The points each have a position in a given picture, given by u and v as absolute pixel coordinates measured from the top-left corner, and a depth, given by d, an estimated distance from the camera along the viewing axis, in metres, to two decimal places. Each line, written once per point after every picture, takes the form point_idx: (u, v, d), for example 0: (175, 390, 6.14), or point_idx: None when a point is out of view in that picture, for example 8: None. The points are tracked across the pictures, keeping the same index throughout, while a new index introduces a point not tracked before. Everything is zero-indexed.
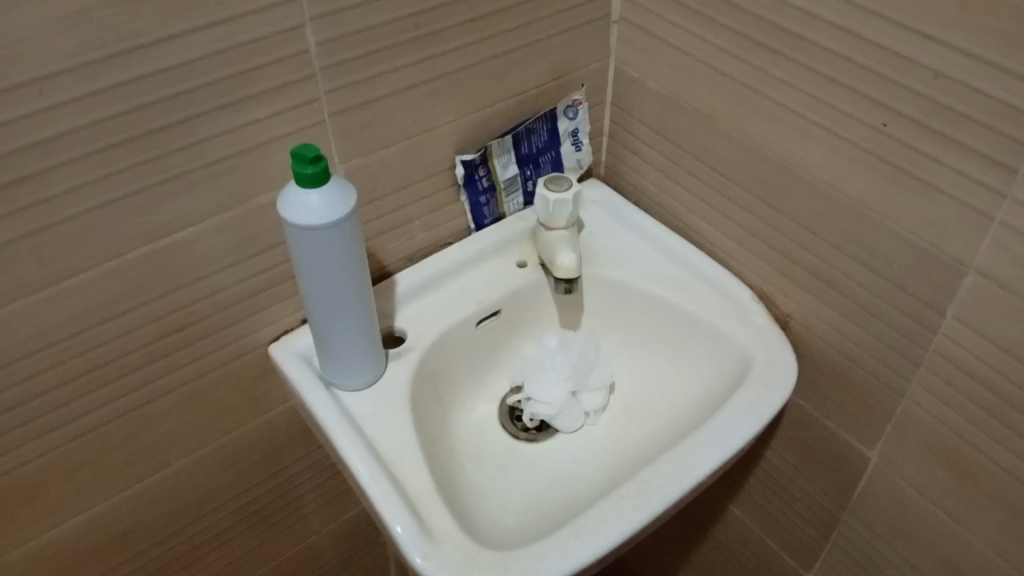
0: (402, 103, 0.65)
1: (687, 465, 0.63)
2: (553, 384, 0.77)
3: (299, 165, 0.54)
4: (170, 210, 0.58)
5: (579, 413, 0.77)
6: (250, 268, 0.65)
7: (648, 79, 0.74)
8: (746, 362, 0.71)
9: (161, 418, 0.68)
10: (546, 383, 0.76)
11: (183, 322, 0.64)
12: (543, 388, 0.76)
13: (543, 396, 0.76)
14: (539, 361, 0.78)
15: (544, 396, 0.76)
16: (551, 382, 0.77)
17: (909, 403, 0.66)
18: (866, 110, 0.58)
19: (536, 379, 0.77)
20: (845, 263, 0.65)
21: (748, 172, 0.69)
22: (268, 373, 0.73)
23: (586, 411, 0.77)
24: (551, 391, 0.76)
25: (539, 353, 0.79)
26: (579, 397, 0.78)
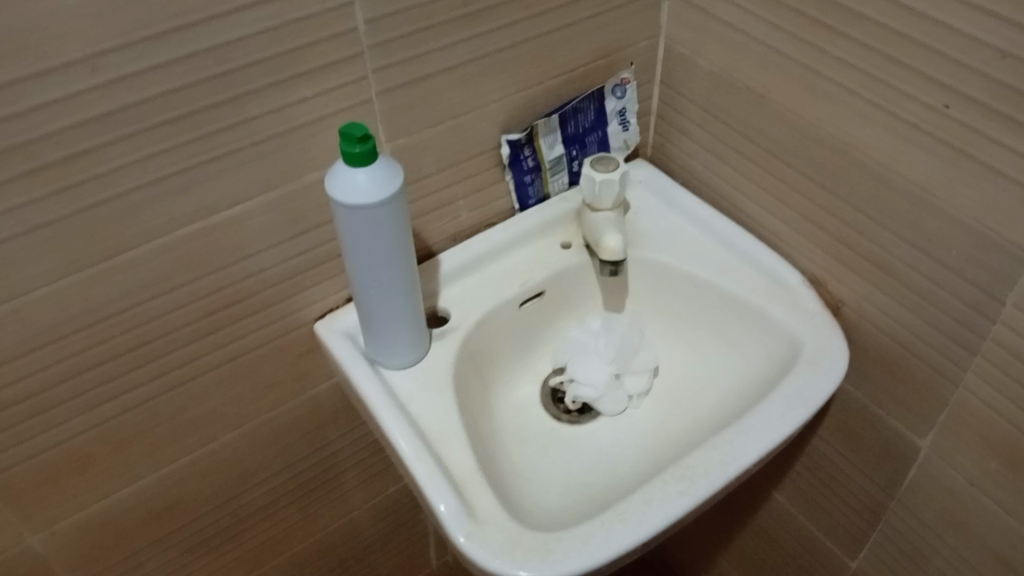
0: (450, 82, 0.64)
1: (732, 451, 0.62)
2: (597, 366, 0.76)
3: (347, 144, 0.54)
4: (219, 187, 0.58)
5: (623, 397, 0.76)
6: (297, 246, 0.66)
7: (699, 58, 0.73)
8: (795, 348, 0.70)
9: (208, 394, 0.69)
10: (591, 365, 0.76)
11: (230, 300, 0.65)
12: (588, 369, 0.76)
13: (587, 379, 0.75)
14: (583, 343, 0.77)
15: (587, 378, 0.75)
16: (595, 364, 0.76)
17: (964, 393, 0.64)
18: (927, 91, 0.56)
19: (579, 360, 0.76)
20: (902, 249, 0.63)
21: (802, 153, 0.68)
22: (313, 350, 0.73)
23: (630, 395, 0.77)
24: (595, 373, 0.75)
25: (582, 335, 0.78)
26: (623, 380, 0.77)
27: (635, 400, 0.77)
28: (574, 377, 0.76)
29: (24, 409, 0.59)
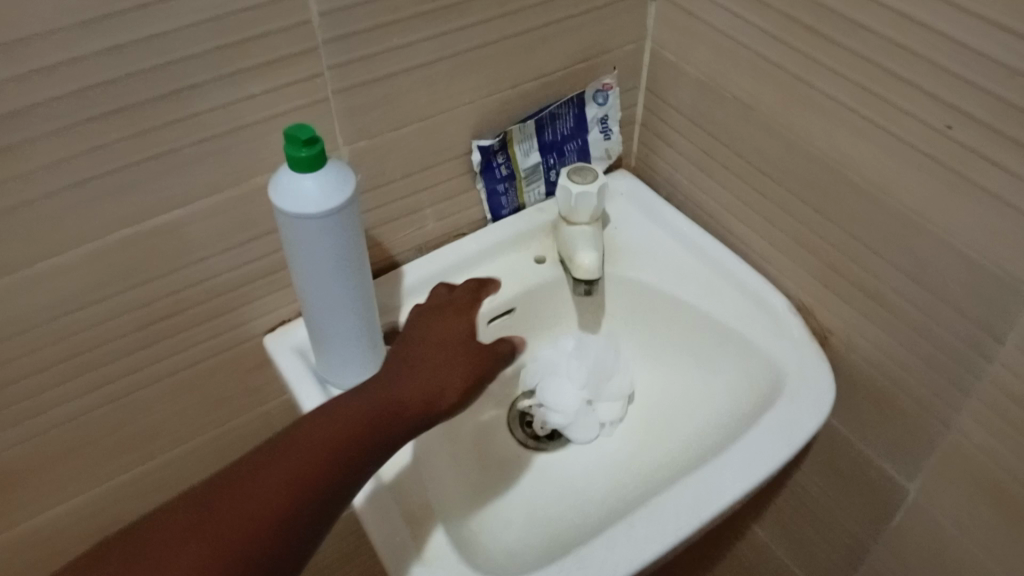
0: (415, 82, 0.59)
1: (707, 492, 0.57)
2: (566, 391, 0.71)
3: (292, 148, 0.49)
4: (157, 189, 0.53)
5: (594, 423, 0.71)
6: (246, 255, 0.61)
7: (687, 65, 0.68)
8: (779, 379, 0.65)
9: (148, 410, 0.64)
10: (559, 390, 0.71)
11: (172, 310, 0.60)
12: (556, 394, 0.71)
13: (554, 404, 0.71)
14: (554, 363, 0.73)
15: (554, 402, 0.71)
16: (565, 388, 0.72)
17: (957, 435, 0.60)
18: (928, 111, 0.51)
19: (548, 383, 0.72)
20: (895, 279, 0.59)
21: (793, 171, 0.63)
22: (265, 364, 0.69)
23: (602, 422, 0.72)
24: (564, 398, 0.71)
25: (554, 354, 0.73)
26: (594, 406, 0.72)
27: (607, 427, 0.72)
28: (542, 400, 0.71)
29: None
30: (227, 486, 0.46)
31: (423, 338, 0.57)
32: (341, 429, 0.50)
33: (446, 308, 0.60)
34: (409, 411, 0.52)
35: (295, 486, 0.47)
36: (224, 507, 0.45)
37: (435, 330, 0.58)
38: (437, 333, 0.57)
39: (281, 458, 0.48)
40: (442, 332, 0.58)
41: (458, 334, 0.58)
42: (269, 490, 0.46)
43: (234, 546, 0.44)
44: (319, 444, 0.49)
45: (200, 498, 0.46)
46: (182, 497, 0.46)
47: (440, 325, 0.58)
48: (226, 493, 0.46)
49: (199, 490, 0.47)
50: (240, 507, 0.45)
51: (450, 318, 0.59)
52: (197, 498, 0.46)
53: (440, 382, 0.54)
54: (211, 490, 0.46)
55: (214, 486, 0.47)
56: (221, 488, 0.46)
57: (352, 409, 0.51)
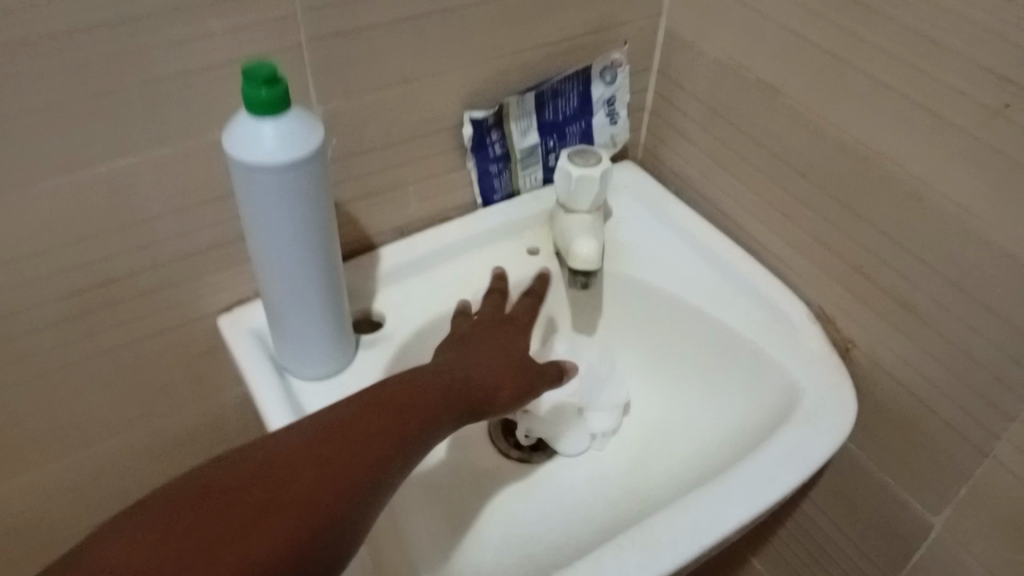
0: (401, 37, 0.53)
1: (707, 515, 0.50)
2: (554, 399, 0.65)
3: (249, 88, 0.42)
4: (97, 132, 0.47)
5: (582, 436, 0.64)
6: (200, 220, 0.54)
7: (705, 44, 0.62)
8: (793, 395, 0.58)
9: (82, 392, 0.57)
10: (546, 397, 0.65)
11: (113, 278, 0.53)
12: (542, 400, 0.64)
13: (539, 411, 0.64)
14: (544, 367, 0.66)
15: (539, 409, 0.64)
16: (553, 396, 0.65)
17: (992, 465, 0.53)
18: (983, 87, 0.45)
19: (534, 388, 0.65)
20: (931, 284, 0.52)
21: (818, 162, 0.57)
22: (219, 349, 0.62)
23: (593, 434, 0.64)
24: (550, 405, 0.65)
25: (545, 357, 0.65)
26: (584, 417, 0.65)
27: (599, 441, 0.65)
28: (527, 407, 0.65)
29: None
30: (311, 444, 0.41)
31: (486, 337, 0.53)
32: (415, 412, 0.45)
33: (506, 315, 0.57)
34: (469, 402, 0.48)
35: (381, 458, 0.42)
36: (316, 469, 0.40)
37: (497, 331, 0.54)
38: (500, 333, 0.54)
39: (365, 427, 0.43)
40: (506, 334, 0.54)
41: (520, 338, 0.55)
42: (358, 457, 0.41)
43: (326, 511, 0.39)
44: (400, 421, 0.44)
45: (284, 454, 0.41)
46: (259, 450, 0.41)
47: (500, 327, 0.55)
48: (312, 453, 0.41)
49: (278, 445, 0.41)
50: (331, 470, 0.40)
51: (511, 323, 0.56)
52: (278, 452, 0.41)
53: (507, 381, 0.50)
54: (295, 447, 0.41)
55: (298, 441, 0.41)
56: (304, 446, 0.41)
57: (426, 394, 0.46)
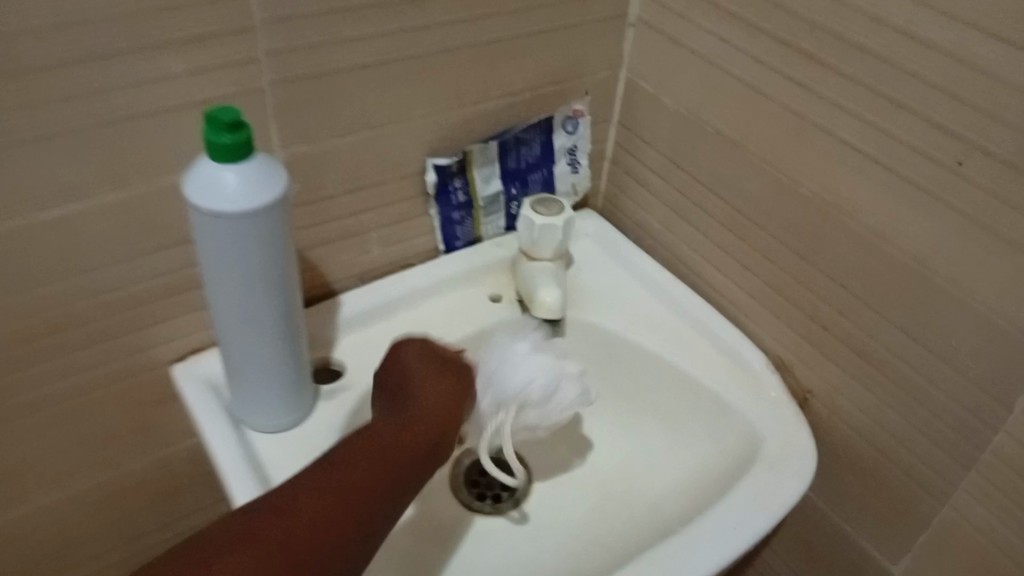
0: (366, 84, 0.53)
1: (674, 567, 0.49)
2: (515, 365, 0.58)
3: (213, 132, 0.41)
4: (50, 175, 0.45)
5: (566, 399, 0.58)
6: (153, 267, 0.52)
7: (664, 95, 0.63)
8: (755, 444, 0.58)
9: (22, 444, 0.54)
10: (505, 368, 0.57)
11: (59, 326, 0.50)
12: (504, 376, 0.57)
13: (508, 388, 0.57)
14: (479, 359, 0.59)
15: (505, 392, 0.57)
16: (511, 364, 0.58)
17: (952, 515, 0.53)
18: (939, 144, 0.46)
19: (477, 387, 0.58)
20: (888, 333, 0.53)
21: (777, 213, 0.58)
22: (168, 400, 0.59)
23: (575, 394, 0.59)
24: (514, 375, 0.57)
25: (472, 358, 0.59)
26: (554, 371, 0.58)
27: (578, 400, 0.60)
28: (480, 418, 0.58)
29: None
30: (339, 481, 0.43)
31: (413, 371, 0.51)
32: (394, 412, 0.49)
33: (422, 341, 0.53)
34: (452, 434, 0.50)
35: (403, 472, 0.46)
36: (355, 508, 0.43)
37: (419, 370, 0.51)
38: (424, 376, 0.51)
39: (372, 441, 0.46)
40: (429, 372, 0.51)
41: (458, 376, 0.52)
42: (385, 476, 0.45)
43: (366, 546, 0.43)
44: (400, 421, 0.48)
45: (308, 502, 0.42)
46: (281, 500, 0.42)
47: (422, 364, 0.52)
48: (340, 492, 0.43)
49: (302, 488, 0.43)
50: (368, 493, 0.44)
51: (432, 354, 0.52)
52: (302, 499, 0.42)
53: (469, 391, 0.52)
54: (318, 494, 0.42)
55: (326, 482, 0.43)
56: (327, 489, 0.43)
57: (401, 407, 0.49)
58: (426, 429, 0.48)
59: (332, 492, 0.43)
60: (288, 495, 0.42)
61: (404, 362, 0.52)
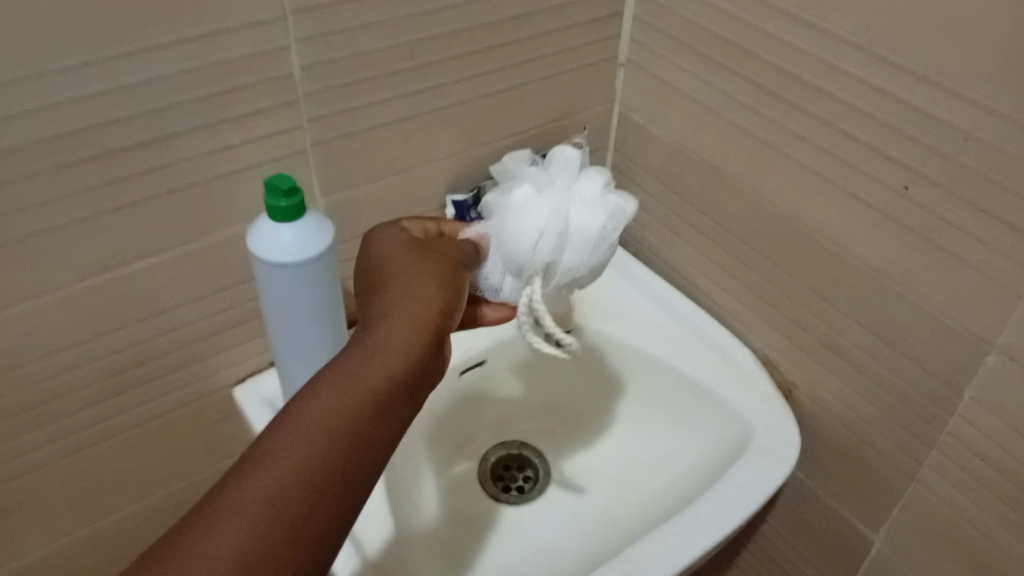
0: (392, 136, 0.61)
1: (677, 545, 0.57)
2: (519, 220, 0.53)
3: (272, 197, 0.50)
4: (131, 236, 0.53)
5: (587, 230, 0.53)
6: (217, 304, 0.60)
7: (654, 126, 0.71)
8: (746, 433, 0.66)
9: (109, 461, 0.62)
10: (507, 229, 0.54)
11: (139, 359, 0.59)
12: (504, 240, 0.54)
13: (514, 249, 0.53)
14: (488, 229, 0.57)
15: (519, 259, 0.53)
16: (513, 217, 0.54)
17: (921, 488, 0.61)
18: (888, 171, 0.53)
19: (485, 270, 0.56)
20: (857, 333, 0.61)
21: (756, 229, 0.65)
22: (231, 416, 0.68)
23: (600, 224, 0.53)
24: (520, 233, 0.53)
25: (480, 232, 0.57)
26: (559, 215, 0.53)
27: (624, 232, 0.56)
28: (487, 289, 0.57)
29: None
30: (346, 393, 0.42)
31: (388, 278, 0.49)
32: (372, 330, 0.46)
33: (393, 240, 0.53)
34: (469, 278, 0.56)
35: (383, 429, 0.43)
36: (373, 413, 0.42)
37: (399, 260, 0.51)
38: (406, 265, 0.50)
39: (372, 337, 0.45)
40: (410, 261, 0.51)
41: (444, 261, 0.52)
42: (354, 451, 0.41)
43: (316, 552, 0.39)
44: (396, 310, 0.46)
45: (254, 505, 0.37)
46: (281, 431, 0.40)
47: (402, 255, 0.51)
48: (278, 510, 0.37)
49: (300, 418, 0.40)
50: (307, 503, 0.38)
51: (408, 248, 0.52)
52: (247, 498, 0.37)
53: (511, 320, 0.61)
54: (268, 499, 0.37)
55: (333, 395, 0.42)
56: (277, 488, 0.38)
57: (380, 324, 0.46)
58: (425, 310, 0.47)
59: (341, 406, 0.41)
60: (229, 496, 0.37)
61: (381, 260, 0.51)
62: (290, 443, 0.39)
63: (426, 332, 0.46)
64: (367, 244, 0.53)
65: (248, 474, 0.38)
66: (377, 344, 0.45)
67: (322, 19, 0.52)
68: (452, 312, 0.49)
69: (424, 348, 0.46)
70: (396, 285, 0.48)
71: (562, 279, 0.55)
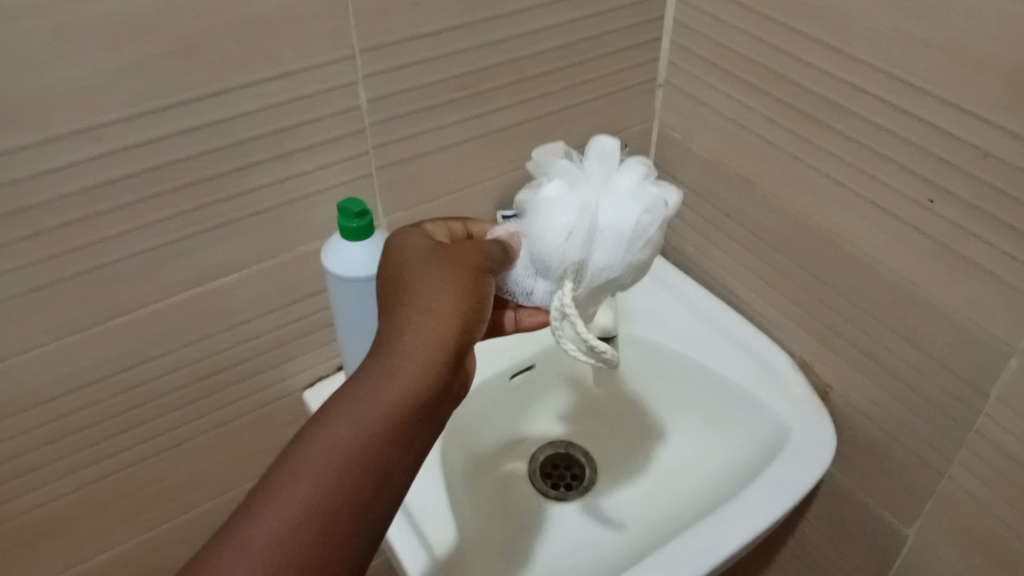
0: (447, 159, 0.66)
1: (717, 539, 0.61)
2: (547, 217, 0.51)
3: (345, 219, 0.56)
4: (216, 255, 0.58)
5: (622, 223, 0.51)
6: (289, 315, 0.66)
7: (691, 144, 0.75)
8: (782, 433, 0.70)
9: (192, 460, 0.68)
10: (538, 226, 0.51)
11: (220, 366, 0.64)
12: (533, 238, 0.52)
13: (543, 248, 0.51)
14: (517, 229, 0.56)
15: (549, 259, 0.51)
16: (541, 214, 0.52)
17: (950, 485, 0.64)
18: (913, 186, 0.57)
19: (513, 270, 0.55)
20: (886, 337, 0.64)
21: (790, 240, 0.69)
22: (300, 418, 0.73)
23: (633, 220, 0.51)
24: (548, 230, 0.51)
25: (509, 231, 0.56)
26: (588, 211, 0.51)
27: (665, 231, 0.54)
28: (519, 292, 0.56)
29: (3, 471, 0.58)
30: (361, 421, 0.42)
31: (409, 284, 0.48)
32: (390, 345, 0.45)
33: (414, 245, 0.51)
34: (497, 281, 0.54)
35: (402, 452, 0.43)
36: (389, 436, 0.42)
37: (417, 268, 0.49)
38: (424, 272, 0.48)
39: (385, 361, 0.44)
40: (429, 268, 0.49)
41: (465, 267, 0.50)
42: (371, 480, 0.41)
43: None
44: (410, 328, 0.45)
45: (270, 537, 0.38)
46: (286, 469, 0.40)
47: (422, 262, 0.49)
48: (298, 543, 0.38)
49: (314, 451, 0.41)
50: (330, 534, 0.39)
51: (429, 253, 0.50)
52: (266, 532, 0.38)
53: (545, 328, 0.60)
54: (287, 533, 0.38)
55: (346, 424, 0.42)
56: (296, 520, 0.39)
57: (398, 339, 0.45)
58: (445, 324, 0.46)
59: (346, 441, 0.41)
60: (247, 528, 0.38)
61: (400, 266, 0.50)
62: (295, 483, 0.39)
63: (442, 352, 0.45)
64: (389, 249, 0.52)
65: (251, 517, 0.38)
66: (388, 368, 0.44)
67: (385, 56, 0.57)
68: (473, 324, 0.47)
69: (438, 369, 0.45)
70: (413, 298, 0.47)
71: (595, 282, 0.53)
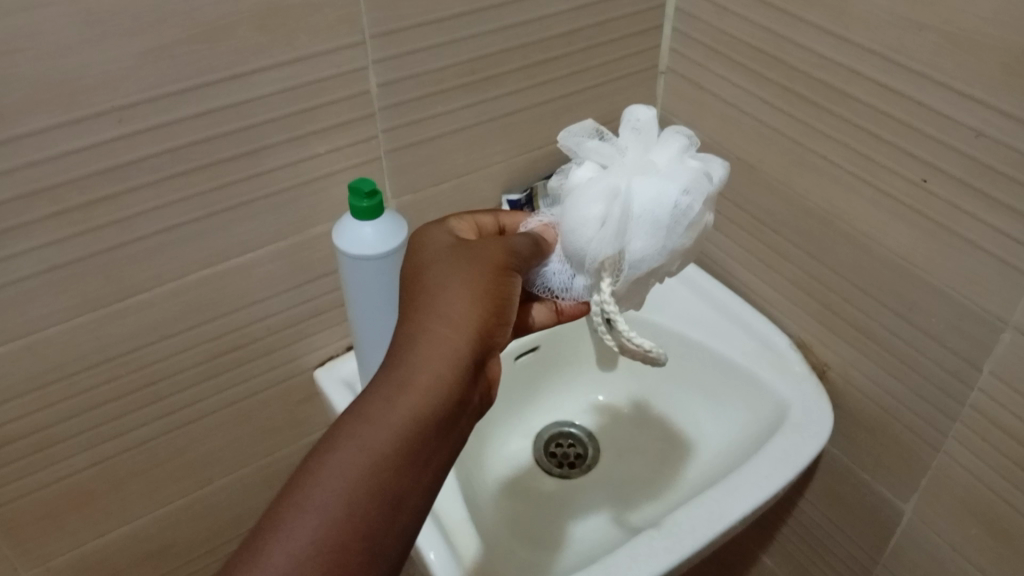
0: (455, 143, 0.67)
1: (719, 511, 0.62)
2: (578, 208, 0.53)
3: (356, 199, 0.58)
4: (232, 234, 0.60)
5: (658, 207, 0.52)
6: (303, 295, 0.68)
7: (694, 129, 0.77)
8: (782, 411, 0.71)
9: (208, 436, 0.70)
10: (568, 218, 0.53)
11: (235, 344, 0.66)
12: (568, 229, 0.53)
13: (576, 240, 0.53)
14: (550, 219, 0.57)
15: (583, 250, 0.53)
16: (574, 202, 0.53)
17: (946, 458, 0.66)
18: (909, 166, 0.58)
19: (549, 269, 0.55)
20: (883, 315, 0.66)
21: (790, 223, 0.71)
22: (312, 397, 0.75)
23: (664, 204, 0.52)
24: (578, 223, 0.52)
25: (543, 221, 0.57)
26: (618, 200, 0.52)
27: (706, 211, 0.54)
28: (557, 287, 0.56)
29: (27, 444, 0.60)
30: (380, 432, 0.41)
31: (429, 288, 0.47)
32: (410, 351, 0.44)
33: (434, 246, 0.50)
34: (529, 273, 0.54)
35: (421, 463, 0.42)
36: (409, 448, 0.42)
37: (436, 272, 0.48)
38: (444, 275, 0.47)
39: (398, 372, 0.43)
40: (444, 274, 0.48)
41: (487, 268, 0.49)
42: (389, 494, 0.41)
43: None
44: (424, 337, 0.44)
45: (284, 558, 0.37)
46: (295, 496, 0.39)
47: (440, 264, 0.48)
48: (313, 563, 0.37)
49: (332, 464, 0.40)
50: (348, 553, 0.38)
51: (446, 255, 0.49)
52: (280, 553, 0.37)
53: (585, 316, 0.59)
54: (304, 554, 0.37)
55: (363, 438, 0.41)
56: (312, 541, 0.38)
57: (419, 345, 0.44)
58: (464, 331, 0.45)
59: (358, 462, 0.40)
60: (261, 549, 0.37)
61: (418, 274, 0.48)
62: (301, 513, 0.38)
63: (459, 361, 0.44)
64: (413, 249, 0.51)
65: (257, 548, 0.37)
66: (400, 382, 0.43)
67: (396, 42, 0.59)
68: (492, 329, 0.47)
69: (454, 379, 0.44)
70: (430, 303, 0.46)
71: (636, 272, 0.53)
